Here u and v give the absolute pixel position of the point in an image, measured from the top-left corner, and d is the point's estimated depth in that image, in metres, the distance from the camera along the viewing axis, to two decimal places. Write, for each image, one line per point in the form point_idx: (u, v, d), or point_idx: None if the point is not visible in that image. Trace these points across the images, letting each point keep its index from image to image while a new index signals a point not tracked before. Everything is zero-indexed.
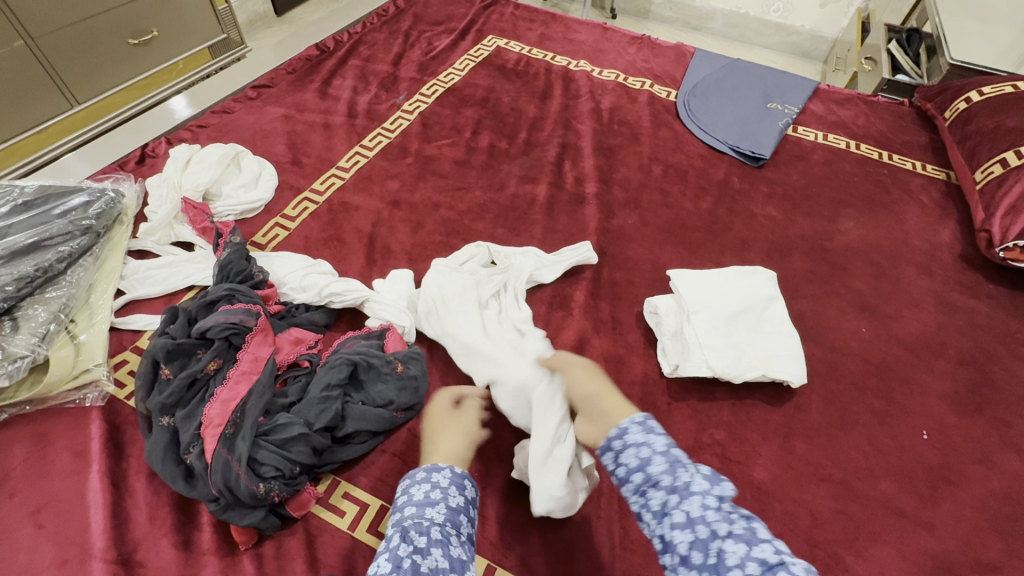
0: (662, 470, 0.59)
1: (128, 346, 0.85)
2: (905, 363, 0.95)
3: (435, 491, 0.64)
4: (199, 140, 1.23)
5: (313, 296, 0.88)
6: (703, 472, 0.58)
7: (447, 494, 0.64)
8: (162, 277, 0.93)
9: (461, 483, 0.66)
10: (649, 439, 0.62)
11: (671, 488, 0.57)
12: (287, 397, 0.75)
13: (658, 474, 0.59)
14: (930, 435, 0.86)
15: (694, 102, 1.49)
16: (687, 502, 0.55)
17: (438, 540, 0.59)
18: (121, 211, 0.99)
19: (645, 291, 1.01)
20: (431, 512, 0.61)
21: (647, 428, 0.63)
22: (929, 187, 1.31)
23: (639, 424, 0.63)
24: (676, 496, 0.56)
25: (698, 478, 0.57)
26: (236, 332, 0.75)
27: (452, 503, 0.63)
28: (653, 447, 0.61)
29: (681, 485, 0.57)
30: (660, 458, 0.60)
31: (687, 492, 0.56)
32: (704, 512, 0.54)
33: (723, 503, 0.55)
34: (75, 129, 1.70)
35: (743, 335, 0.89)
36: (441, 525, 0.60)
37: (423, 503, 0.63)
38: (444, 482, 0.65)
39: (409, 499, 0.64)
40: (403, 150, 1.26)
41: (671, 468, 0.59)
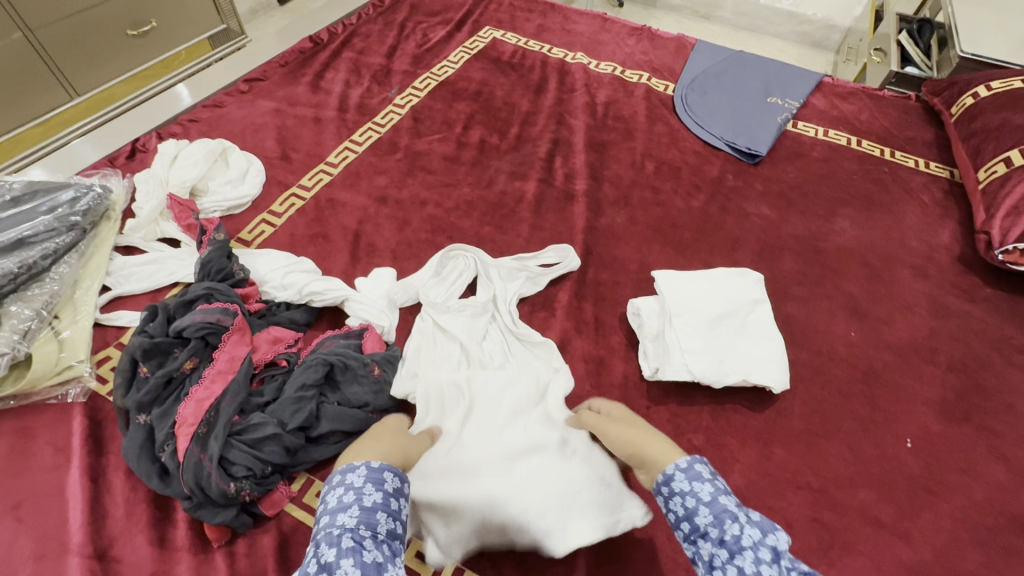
0: (710, 522, 0.54)
1: (111, 342, 0.87)
2: (894, 369, 0.93)
3: (349, 494, 0.55)
4: (189, 135, 1.23)
5: (293, 295, 0.88)
6: (754, 519, 0.53)
7: (362, 494, 0.55)
8: (147, 274, 0.94)
9: (378, 479, 0.58)
10: (694, 488, 0.56)
11: (719, 541, 0.52)
12: (262, 396, 0.76)
13: (705, 526, 0.54)
14: (914, 444, 0.84)
15: (692, 96, 1.45)
16: (738, 557, 0.50)
17: (347, 549, 0.50)
18: (109, 207, 1.00)
19: (630, 292, 1.00)
20: (342, 518, 0.53)
21: (693, 475, 0.57)
22: (931, 185, 1.28)
23: (684, 470, 0.58)
24: (725, 551, 0.52)
25: (748, 527, 0.52)
26: (212, 332, 0.75)
27: (367, 503, 0.55)
28: (699, 498, 0.55)
29: (730, 541, 0.52)
30: (706, 509, 0.54)
31: (739, 549, 0.51)
32: (757, 570, 0.49)
33: (779, 559, 0.49)
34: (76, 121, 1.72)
35: (726, 338, 0.88)
36: (352, 530, 0.52)
37: (336, 508, 0.54)
38: (359, 482, 0.57)
39: (325, 506, 0.55)
40: (392, 145, 1.26)
41: (718, 520, 0.53)
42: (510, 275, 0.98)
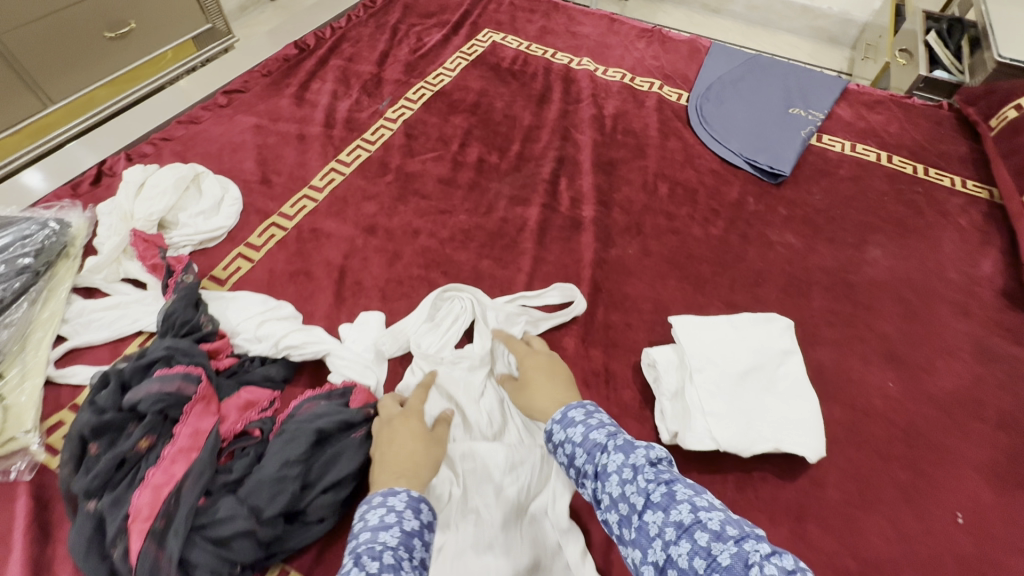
0: (584, 459, 0.59)
1: (66, 403, 0.78)
2: (938, 427, 0.83)
3: (390, 515, 0.55)
4: (161, 155, 1.13)
5: (269, 348, 0.79)
6: (618, 445, 0.59)
7: (402, 517, 0.55)
8: (108, 321, 0.84)
9: (418, 507, 0.58)
10: (569, 433, 0.62)
11: (594, 475, 0.58)
12: (231, 474, 0.66)
13: (582, 466, 0.59)
14: (965, 519, 0.75)
15: (707, 107, 1.34)
16: (608, 484, 0.56)
17: (388, 565, 0.50)
18: (67, 244, 0.90)
19: (644, 337, 0.91)
20: (383, 536, 0.53)
21: (566, 421, 0.63)
22: (969, 207, 1.17)
23: (559, 421, 0.64)
24: (599, 482, 0.57)
25: (614, 454, 0.58)
26: (172, 404, 0.66)
27: (407, 526, 0.55)
28: (572, 441, 0.61)
29: (601, 471, 0.57)
30: (580, 449, 0.60)
31: (605, 473, 0.57)
32: (622, 489, 0.55)
33: (638, 472, 0.55)
34: (54, 128, 1.62)
35: (754, 398, 0.78)
36: (393, 548, 0.52)
37: (378, 526, 0.54)
38: (400, 505, 0.57)
39: (365, 524, 0.55)
40: (383, 165, 1.15)
41: (590, 455, 0.59)
42: (511, 320, 0.89)
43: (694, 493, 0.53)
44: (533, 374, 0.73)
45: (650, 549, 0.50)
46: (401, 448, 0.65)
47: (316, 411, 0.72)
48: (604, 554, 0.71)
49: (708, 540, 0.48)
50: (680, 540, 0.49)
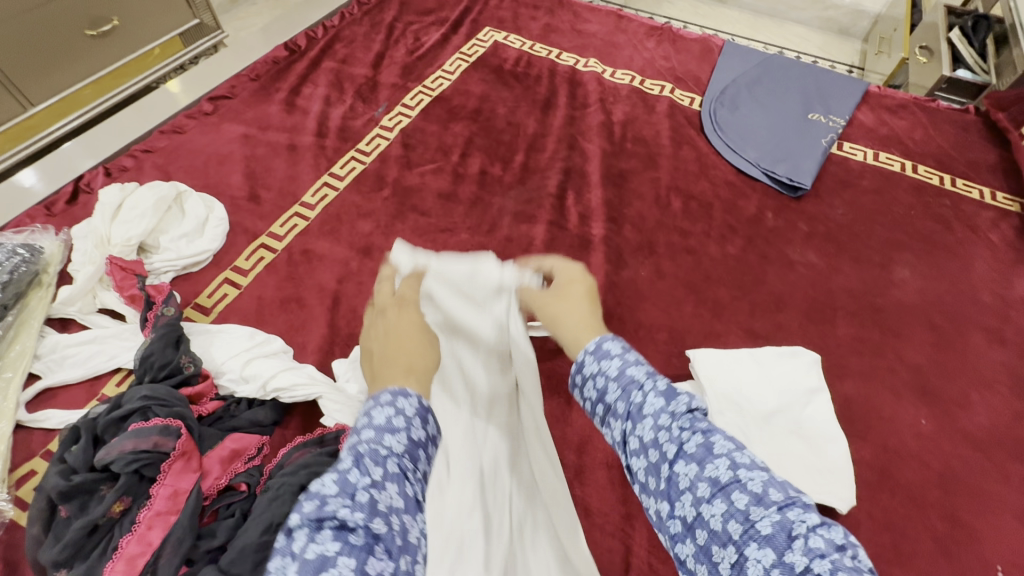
0: (616, 397, 0.47)
1: (37, 451, 0.72)
2: (976, 469, 0.78)
3: (400, 418, 0.43)
4: (142, 170, 1.06)
5: (256, 390, 0.74)
6: (659, 387, 0.46)
7: (409, 422, 0.43)
8: (84, 358, 0.79)
9: (428, 418, 0.46)
10: (603, 365, 0.49)
11: (625, 415, 0.46)
12: (214, 539, 0.60)
13: (613, 402, 0.47)
14: (1006, 573, 0.70)
15: (722, 112, 1.27)
16: (639, 426, 0.45)
17: (394, 474, 0.40)
18: (39, 271, 0.84)
19: (659, 370, 0.85)
20: (389, 440, 0.41)
21: (602, 354, 0.50)
22: (1000, 223, 1.11)
23: (593, 352, 0.51)
24: (630, 422, 0.45)
25: (652, 394, 0.45)
26: (148, 463, 0.60)
27: (415, 435, 0.43)
28: (605, 375, 0.49)
29: (633, 410, 0.45)
30: (614, 384, 0.48)
31: (637, 415, 0.45)
32: (656, 434, 0.43)
33: (676, 420, 0.43)
34: (36, 131, 1.55)
35: (780, 443, 0.72)
36: (401, 456, 0.41)
37: (384, 428, 0.42)
38: (411, 411, 0.44)
39: (369, 422, 0.42)
40: (379, 179, 1.09)
41: (625, 392, 0.47)
42: None
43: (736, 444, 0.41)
44: (564, 294, 0.61)
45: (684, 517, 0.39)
46: (408, 345, 0.54)
47: (301, 460, 0.66)
48: None
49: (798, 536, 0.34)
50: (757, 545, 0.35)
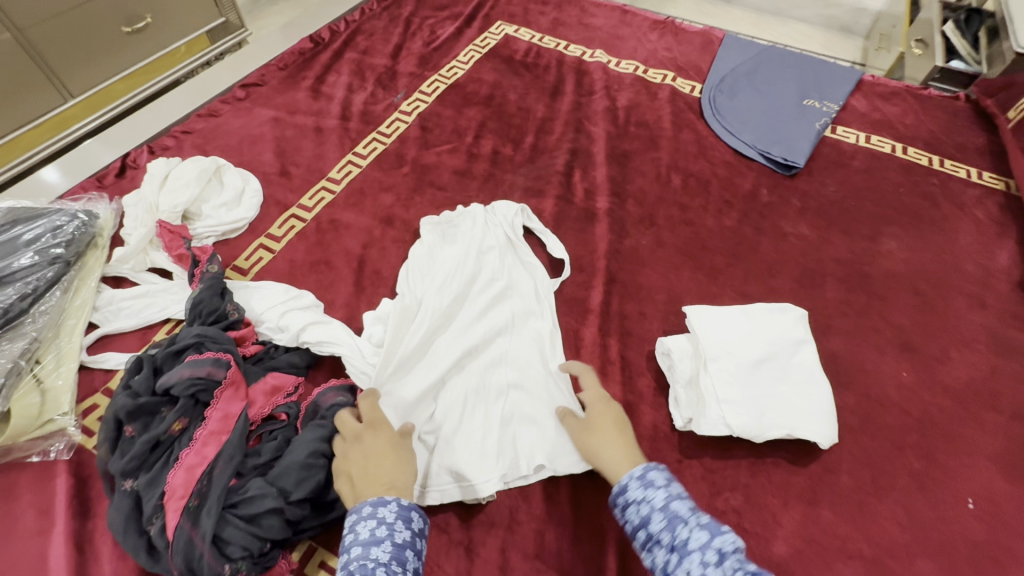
0: (662, 527, 0.58)
1: (99, 388, 0.81)
2: (952, 416, 0.84)
3: (382, 528, 0.58)
4: (182, 148, 1.16)
5: (290, 339, 0.81)
6: (701, 524, 0.57)
7: (393, 530, 0.58)
8: (137, 309, 0.87)
9: (408, 517, 0.60)
10: (648, 496, 0.61)
11: (670, 546, 0.57)
12: (261, 457, 0.68)
13: (657, 532, 0.59)
14: (975, 505, 0.76)
15: (721, 98, 1.34)
16: (686, 559, 0.55)
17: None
18: (96, 234, 0.93)
19: (658, 326, 0.92)
20: (376, 551, 0.56)
21: (647, 483, 0.63)
22: (985, 200, 1.17)
23: (639, 478, 0.63)
24: (675, 554, 0.56)
25: (697, 532, 0.56)
26: (203, 389, 0.68)
27: (399, 539, 0.58)
28: (653, 505, 0.60)
29: (679, 544, 0.56)
30: (659, 515, 0.59)
31: (685, 549, 0.56)
32: (703, 569, 0.53)
33: (723, 559, 0.53)
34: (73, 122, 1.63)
35: (768, 387, 0.79)
36: (386, 565, 0.55)
37: (369, 542, 0.57)
38: (392, 517, 0.59)
39: (356, 537, 0.57)
40: (399, 158, 1.17)
41: (670, 525, 0.58)
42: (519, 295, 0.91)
43: None
44: (602, 418, 0.73)
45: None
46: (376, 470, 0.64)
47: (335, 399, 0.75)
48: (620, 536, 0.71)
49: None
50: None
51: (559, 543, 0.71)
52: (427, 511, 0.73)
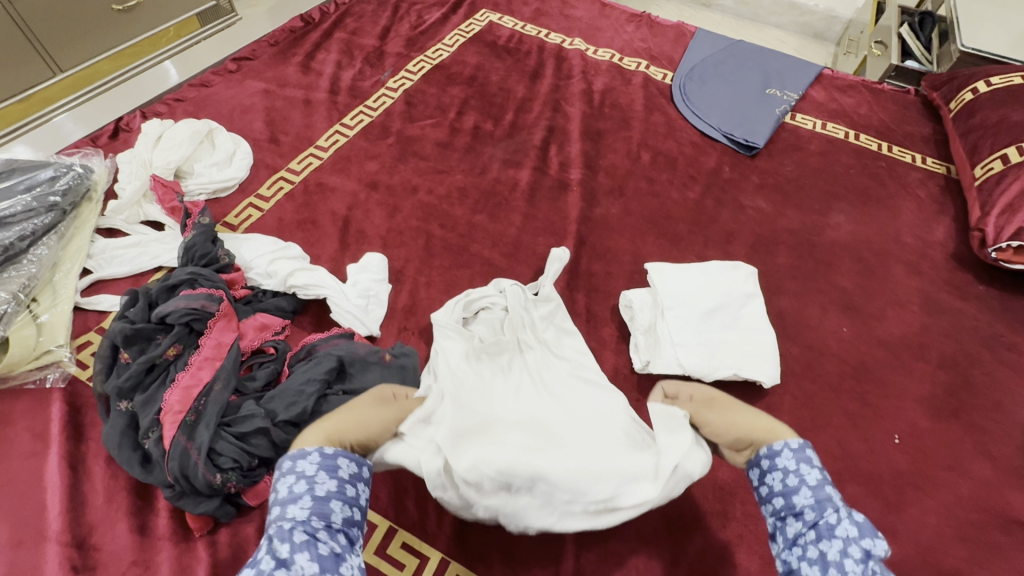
0: (807, 504, 0.53)
1: (92, 327, 0.85)
2: (884, 365, 0.93)
3: (300, 483, 0.51)
4: (174, 114, 1.20)
5: (278, 284, 0.87)
6: (855, 518, 0.51)
7: (313, 483, 0.51)
8: (129, 257, 0.91)
9: (332, 466, 0.53)
10: (801, 470, 0.55)
11: (812, 523, 0.52)
12: (255, 382, 0.75)
13: (801, 506, 0.54)
14: (901, 440, 0.84)
15: (690, 85, 1.43)
16: (825, 542, 0.50)
17: (301, 543, 0.47)
18: (91, 187, 0.97)
19: (623, 284, 1.00)
20: (293, 510, 0.49)
21: (803, 457, 0.56)
22: (927, 181, 1.25)
23: (791, 450, 0.57)
24: (815, 533, 0.51)
25: (847, 523, 0.50)
26: (197, 318, 0.74)
27: (319, 493, 0.51)
28: (802, 479, 0.55)
29: (823, 526, 0.51)
30: (807, 491, 0.54)
31: (828, 534, 0.51)
32: (841, 559, 0.48)
33: (869, 560, 0.48)
34: (57, 100, 1.48)
35: (718, 333, 0.87)
36: (304, 523, 0.49)
37: (287, 500, 0.50)
38: (311, 470, 0.52)
39: (277, 497, 0.51)
40: (384, 129, 1.23)
41: (818, 504, 0.53)
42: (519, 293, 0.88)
43: None
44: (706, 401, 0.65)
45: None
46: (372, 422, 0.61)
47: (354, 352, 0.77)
48: None
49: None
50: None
51: None
52: None
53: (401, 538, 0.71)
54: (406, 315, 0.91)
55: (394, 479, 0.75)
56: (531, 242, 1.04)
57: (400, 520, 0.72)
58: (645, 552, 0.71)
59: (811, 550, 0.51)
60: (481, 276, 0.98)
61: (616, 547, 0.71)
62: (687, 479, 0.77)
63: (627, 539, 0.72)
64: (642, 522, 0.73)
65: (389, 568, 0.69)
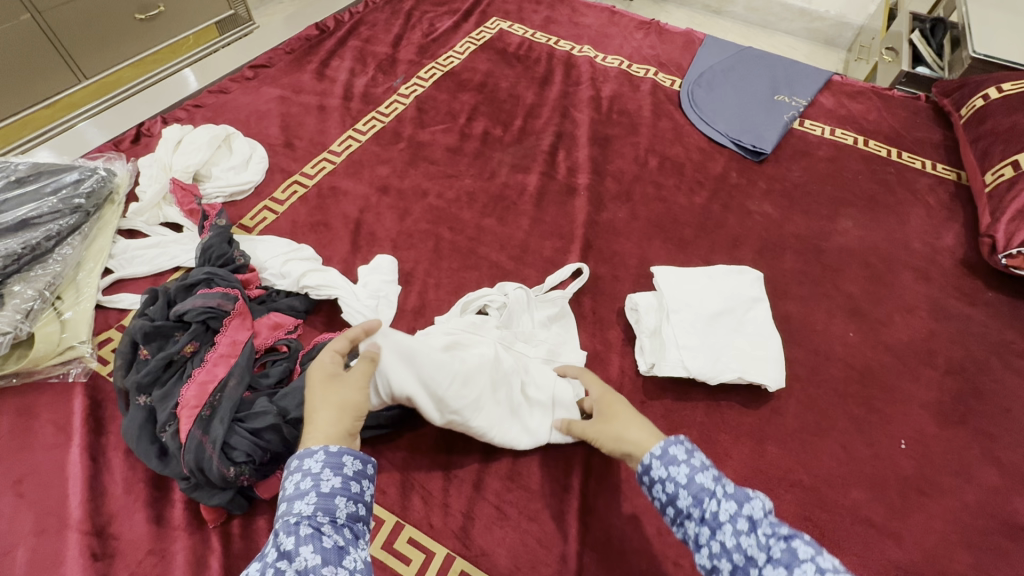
0: (689, 503, 0.53)
1: (113, 324, 0.88)
2: (890, 370, 0.92)
3: (306, 480, 0.51)
4: (193, 120, 1.24)
5: (291, 284, 0.89)
6: (729, 492, 0.52)
7: (318, 480, 0.51)
8: (150, 257, 0.94)
9: (338, 462, 0.53)
10: (672, 473, 0.55)
11: (701, 519, 0.52)
12: (268, 379, 0.77)
13: (686, 508, 0.53)
14: (908, 445, 0.84)
15: (698, 92, 1.44)
16: (719, 533, 0.50)
17: (307, 536, 0.47)
18: (113, 190, 1.00)
19: (629, 288, 1.01)
20: (298, 506, 0.50)
21: (668, 459, 0.56)
22: (938, 187, 1.25)
23: (659, 457, 0.56)
24: (707, 527, 0.51)
25: (726, 501, 0.51)
26: (213, 316, 0.76)
27: (324, 489, 0.51)
28: (676, 481, 0.54)
29: (710, 517, 0.51)
30: (685, 491, 0.54)
31: (716, 522, 0.51)
32: (738, 541, 0.49)
33: (755, 527, 0.49)
34: (83, 105, 1.53)
35: (723, 336, 0.88)
36: (309, 518, 0.49)
37: (294, 495, 0.51)
38: (317, 467, 0.52)
39: (283, 492, 0.51)
40: (395, 135, 1.26)
41: (696, 500, 0.53)
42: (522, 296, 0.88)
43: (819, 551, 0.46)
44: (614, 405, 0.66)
45: None
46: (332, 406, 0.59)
47: None
48: (585, 461, 0.79)
49: None
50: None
51: (531, 467, 0.78)
52: (412, 441, 0.80)
53: (408, 534, 0.72)
54: (415, 316, 0.94)
55: (401, 475, 0.77)
56: (539, 246, 1.06)
57: (408, 515, 0.73)
58: (647, 552, 0.72)
59: (712, 544, 0.51)
60: (488, 278, 1.00)
61: (619, 546, 0.72)
62: None
63: (630, 538, 0.73)
64: (645, 522, 0.74)
65: (396, 562, 0.70)
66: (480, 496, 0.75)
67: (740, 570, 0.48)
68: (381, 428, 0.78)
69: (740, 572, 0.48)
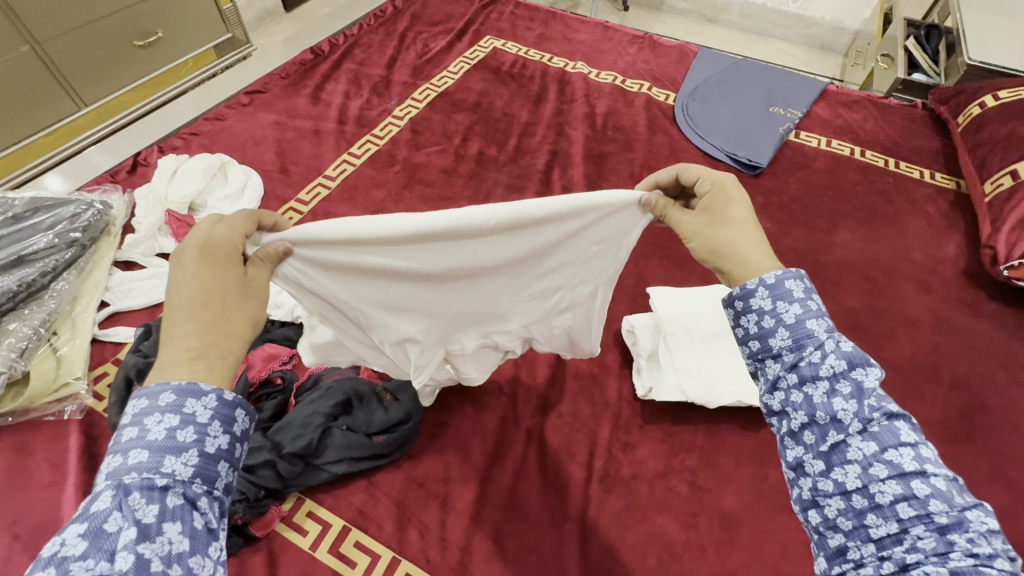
0: (787, 346, 0.50)
1: (109, 358, 0.89)
2: (893, 387, 0.91)
3: (184, 429, 0.41)
4: (190, 148, 1.25)
5: (285, 314, 0.88)
6: (843, 349, 0.48)
7: (204, 435, 0.41)
8: (146, 289, 0.95)
9: (229, 417, 0.43)
10: (777, 308, 0.51)
11: (792, 365, 0.49)
12: (261, 413, 0.77)
13: (778, 348, 0.50)
14: None
15: (693, 105, 1.44)
16: (810, 386, 0.48)
17: (176, 509, 0.38)
18: (109, 222, 1.01)
19: (625, 308, 1.00)
20: (169, 462, 0.39)
21: (778, 292, 0.52)
22: (937, 197, 1.24)
23: (768, 288, 0.52)
24: (798, 376, 0.49)
25: (833, 358, 0.47)
26: None
27: (208, 449, 0.42)
28: (779, 318, 0.51)
29: (806, 368, 0.48)
30: (785, 332, 0.50)
31: (814, 379, 0.48)
32: (829, 400, 0.46)
33: (862, 396, 0.45)
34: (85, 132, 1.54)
35: (722, 357, 0.86)
36: (183, 485, 0.39)
37: (164, 447, 0.40)
38: (204, 417, 0.42)
39: (143, 435, 0.40)
40: (390, 157, 1.26)
41: (797, 344, 0.49)
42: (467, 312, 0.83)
43: (918, 437, 0.44)
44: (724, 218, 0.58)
45: (840, 468, 0.44)
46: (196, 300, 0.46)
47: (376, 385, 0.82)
48: (585, 489, 0.78)
49: (929, 496, 0.40)
50: (888, 480, 0.42)
51: (528, 496, 0.77)
52: (409, 471, 0.79)
53: (405, 569, 0.71)
54: None
55: (398, 507, 0.76)
56: None
57: (405, 550, 0.72)
58: None
59: (794, 394, 0.49)
60: None
61: None
62: (692, 508, 0.77)
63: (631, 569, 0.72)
64: (645, 552, 0.73)
65: None
66: (478, 527, 0.74)
67: (818, 428, 0.46)
68: (377, 458, 0.78)
69: (816, 429, 0.47)
